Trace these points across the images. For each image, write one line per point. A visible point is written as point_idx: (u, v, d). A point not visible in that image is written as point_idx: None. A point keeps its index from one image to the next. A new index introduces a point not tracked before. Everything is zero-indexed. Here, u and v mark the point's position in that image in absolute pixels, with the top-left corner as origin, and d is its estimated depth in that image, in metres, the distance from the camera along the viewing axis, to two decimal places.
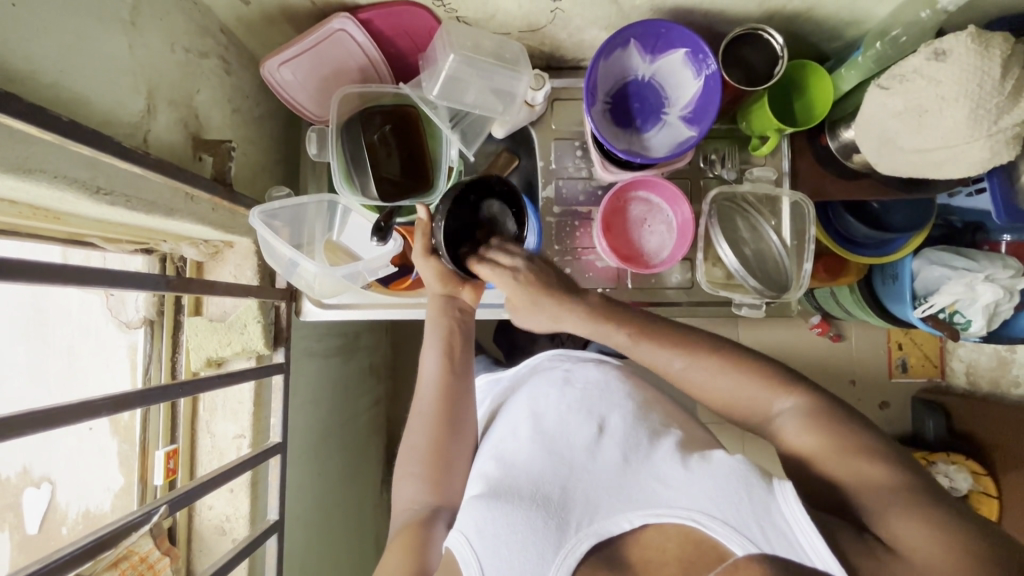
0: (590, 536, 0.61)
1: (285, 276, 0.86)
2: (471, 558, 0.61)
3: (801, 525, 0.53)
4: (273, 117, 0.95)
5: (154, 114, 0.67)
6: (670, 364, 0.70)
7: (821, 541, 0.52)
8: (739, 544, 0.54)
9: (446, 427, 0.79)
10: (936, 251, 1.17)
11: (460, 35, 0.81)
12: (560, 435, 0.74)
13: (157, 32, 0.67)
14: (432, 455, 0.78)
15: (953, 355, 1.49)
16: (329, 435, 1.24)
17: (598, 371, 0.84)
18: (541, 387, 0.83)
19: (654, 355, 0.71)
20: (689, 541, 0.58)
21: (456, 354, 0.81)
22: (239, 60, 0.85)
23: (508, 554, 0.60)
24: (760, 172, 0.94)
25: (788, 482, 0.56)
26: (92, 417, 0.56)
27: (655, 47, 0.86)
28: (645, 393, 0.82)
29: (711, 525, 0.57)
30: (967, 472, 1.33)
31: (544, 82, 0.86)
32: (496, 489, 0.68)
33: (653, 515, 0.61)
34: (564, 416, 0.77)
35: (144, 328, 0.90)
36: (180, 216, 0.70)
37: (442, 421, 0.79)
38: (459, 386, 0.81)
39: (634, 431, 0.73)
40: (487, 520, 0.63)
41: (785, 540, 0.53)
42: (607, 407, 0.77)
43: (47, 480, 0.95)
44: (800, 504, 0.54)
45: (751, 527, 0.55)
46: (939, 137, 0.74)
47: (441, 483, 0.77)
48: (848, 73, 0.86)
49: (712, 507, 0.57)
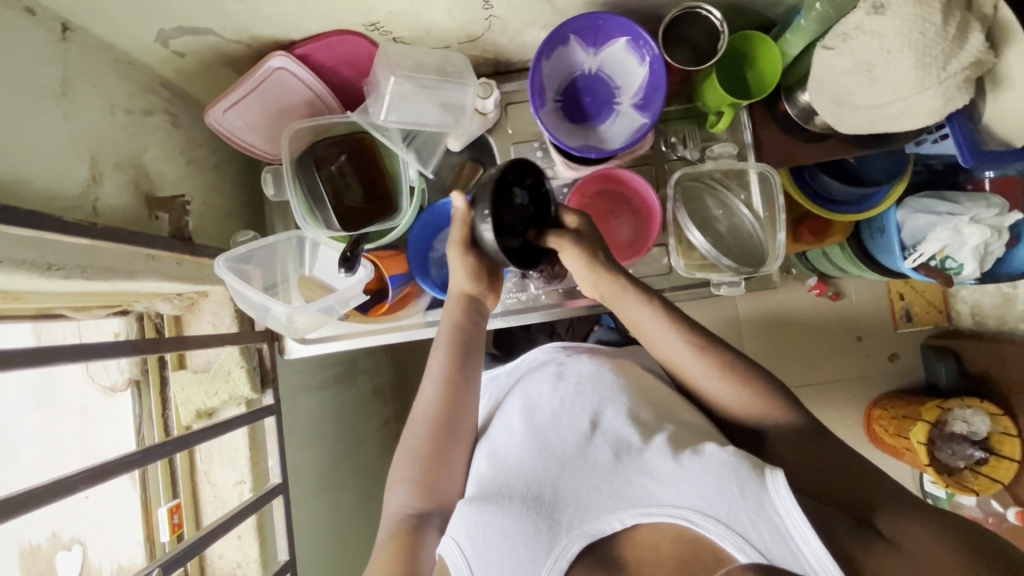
0: (581, 537, 0.63)
1: (260, 319, 0.85)
2: (462, 563, 0.63)
3: (793, 518, 0.57)
4: (232, 162, 0.95)
5: (100, 181, 0.66)
6: (676, 351, 0.74)
7: (814, 538, 0.56)
8: (734, 544, 0.58)
9: (445, 432, 0.77)
10: (918, 199, 1.19)
11: (398, 57, 0.82)
12: (551, 434, 0.72)
13: (92, 100, 0.67)
14: (427, 459, 0.76)
15: (956, 298, 1.49)
16: (336, 466, 1.25)
17: (590, 365, 0.80)
18: (533, 384, 0.80)
19: (660, 334, 0.75)
20: (684, 539, 0.61)
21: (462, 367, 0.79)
22: (186, 112, 0.85)
23: (500, 560, 0.62)
24: (720, 148, 0.93)
25: (778, 473, 0.59)
26: (69, 493, 0.57)
27: (596, 39, 0.85)
28: (633, 379, 0.78)
29: (703, 523, 0.60)
30: (985, 415, 1.31)
31: (492, 88, 0.88)
32: (487, 492, 0.68)
33: (645, 514, 0.62)
34: (555, 412, 0.74)
35: (130, 389, 0.88)
36: (142, 277, 0.71)
37: (440, 426, 0.77)
38: (464, 393, 0.79)
39: (626, 422, 0.70)
40: (479, 525, 0.64)
41: (779, 538, 0.57)
42: (598, 400, 0.74)
43: (77, 542, 0.93)
44: (790, 493, 0.58)
45: (744, 524, 0.58)
46: (891, 90, 0.73)
47: (440, 485, 0.75)
48: (793, 37, 0.83)
49: (707, 506, 0.60)
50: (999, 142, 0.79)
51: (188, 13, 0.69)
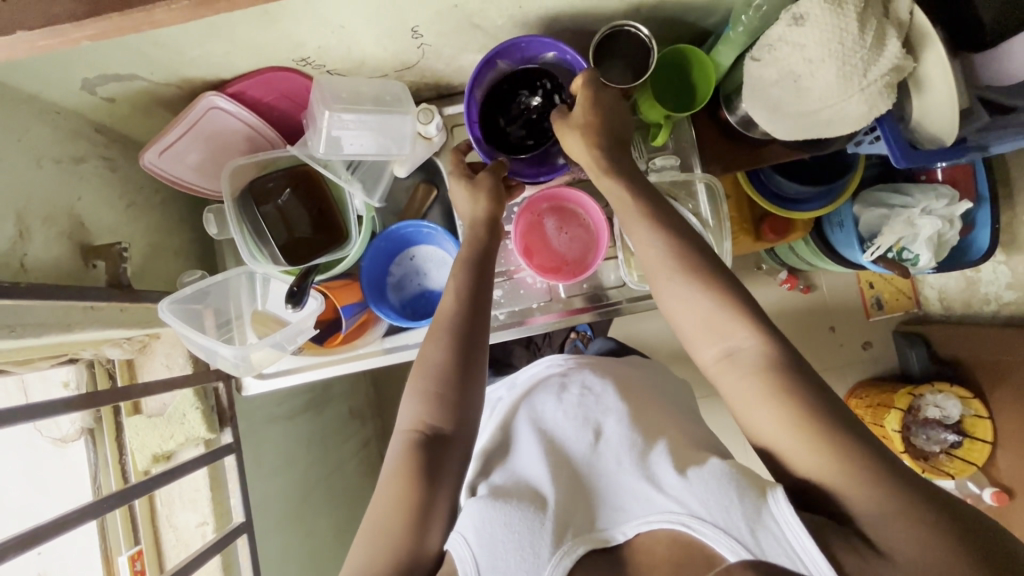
0: (586, 540, 0.61)
1: (210, 361, 0.84)
2: (468, 555, 0.61)
3: (791, 525, 0.55)
4: (178, 200, 0.95)
5: (28, 236, 0.66)
6: (712, 346, 0.66)
7: (808, 539, 0.54)
8: (729, 546, 0.56)
9: (470, 358, 0.72)
10: (873, 193, 1.22)
11: (333, 90, 0.81)
12: (562, 449, 0.74)
13: (16, 154, 0.66)
14: (449, 376, 0.71)
15: (924, 284, 1.51)
16: (309, 495, 1.24)
17: (597, 380, 0.83)
18: (541, 400, 0.82)
19: (695, 319, 0.67)
20: (678, 543, 0.59)
21: (482, 299, 0.76)
22: (124, 155, 0.84)
23: (504, 554, 0.60)
24: (662, 162, 0.94)
25: (778, 486, 0.57)
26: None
27: (524, 57, 0.85)
28: (637, 402, 0.80)
29: (700, 529, 0.58)
30: (956, 399, 1.33)
31: (433, 114, 0.88)
32: (495, 493, 0.67)
33: (647, 523, 0.62)
34: (562, 427, 0.77)
35: (83, 438, 0.87)
36: (80, 329, 0.70)
37: (462, 346, 0.72)
38: (483, 318, 0.75)
39: (631, 434, 0.72)
40: (485, 522, 0.62)
41: (775, 540, 0.55)
42: (602, 414, 0.77)
43: None
44: (790, 506, 0.55)
45: (741, 530, 0.56)
46: (817, 98, 0.74)
47: (459, 411, 0.71)
48: (724, 49, 0.84)
49: (703, 509, 0.58)
50: (928, 140, 0.80)
51: (108, 61, 0.68)
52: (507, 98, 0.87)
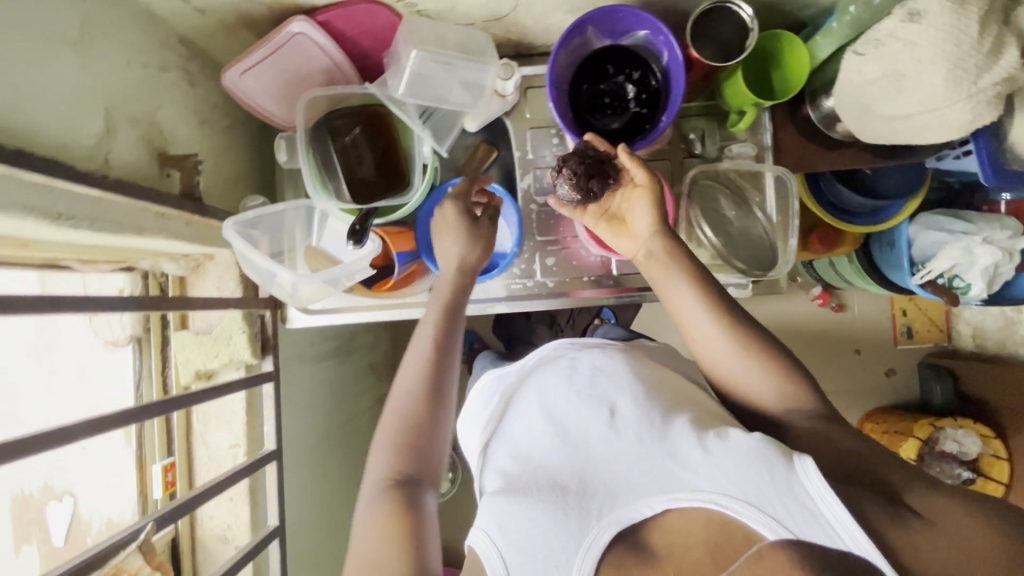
0: (612, 525, 0.61)
1: (265, 285, 0.86)
2: (495, 554, 0.61)
3: (823, 496, 0.56)
4: (245, 126, 0.94)
5: (115, 134, 0.66)
6: (746, 379, 0.70)
7: (845, 513, 0.55)
8: (766, 525, 0.56)
9: (433, 400, 0.75)
10: (933, 216, 1.17)
11: (422, 32, 0.81)
12: (574, 428, 0.70)
13: (110, 51, 0.66)
14: (413, 424, 0.73)
15: (958, 318, 1.48)
16: (327, 437, 1.25)
17: (604, 357, 0.78)
18: (546, 379, 0.78)
19: (730, 361, 0.71)
20: (714, 522, 0.59)
21: (454, 330, 0.81)
22: (204, 72, 0.84)
23: (532, 550, 0.60)
24: (739, 149, 0.93)
25: (807, 457, 0.58)
26: (61, 443, 0.58)
27: (614, 31, 0.83)
28: (650, 371, 0.76)
29: (733, 507, 0.58)
30: (976, 436, 1.30)
31: (513, 71, 0.87)
32: (514, 485, 0.66)
33: (675, 499, 0.60)
34: (569, 406, 0.72)
35: (132, 345, 0.89)
36: (150, 234, 0.70)
37: (426, 393, 0.75)
38: (448, 363, 0.79)
39: (647, 411, 0.68)
40: (507, 516, 0.62)
41: (811, 517, 0.56)
42: (615, 391, 0.72)
43: (69, 493, 0.89)
44: (820, 476, 0.57)
45: (774, 504, 0.57)
46: (919, 101, 0.72)
47: (426, 455, 0.72)
48: (823, 41, 0.82)
49: (737, 488, 0.58)
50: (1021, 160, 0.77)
51: None
52: (591, 69, 0.85)
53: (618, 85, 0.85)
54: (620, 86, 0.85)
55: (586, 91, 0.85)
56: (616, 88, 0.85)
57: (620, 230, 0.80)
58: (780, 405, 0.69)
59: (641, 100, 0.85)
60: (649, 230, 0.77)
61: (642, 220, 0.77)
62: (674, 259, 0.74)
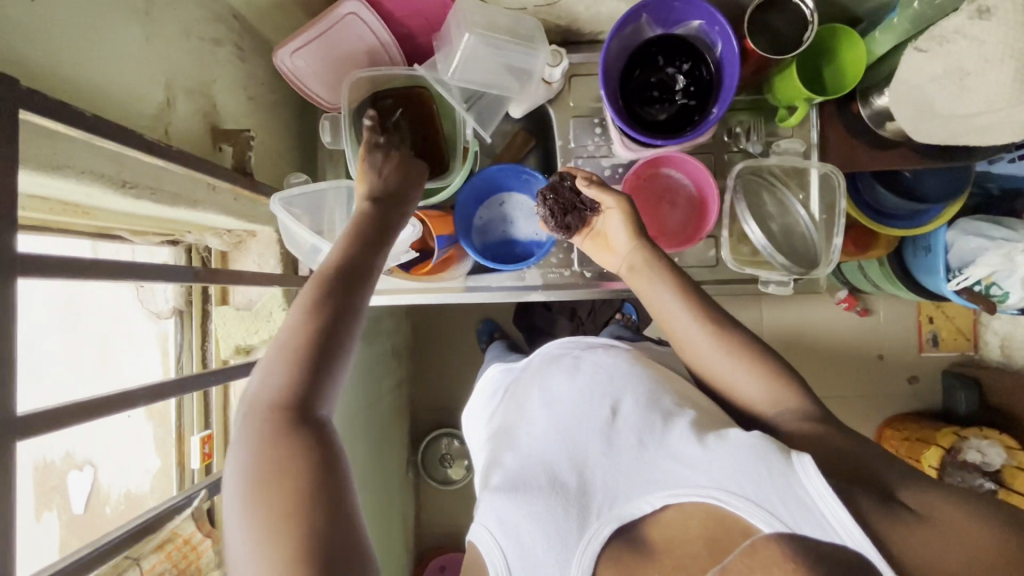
0: (612, 520, 0.61)
1: (307, 262, 0.87)
2: (495, 548, 0.61)
3: (821, 493, 0.54)
4: (289, 105, 0.95)
5: (173, 105, 0.67)
6: (743, 386, 0.69)
7: (845, 513, 0.53)
8: (763, 519, 0.55)
9: (339, 320, 0.58)
10: (971, 221, 1.12)
11: (475, 13, 0.80)
12: (574, 424, 0.70)
13: (172, 22, 0.66)
14: (309, 346, 0.56)
15: (987, 328, 1.44)
16: (353, 418, 1.26)
17: (608, 356, 0.77)
18: (550, 376, 0.77)
19: (726, 369, 0.69)
20: (712, 518, 0.58)
21: (372, 246, 0.65)
22: (254, 48, 0.85)
23: (534, 545, 0.61)
24: (787, 145, 0.91)
25: (806, 455, 0.57)
26: (130, 407, 0.54)
27: (668, 19, 0.82)
28: (656, 368, 0.76)
29: (732, 502, 0.56)
30: (1000, 446, 1.24)
31: (561, 58, 0.85)
32: (513, 480, 0.67)
33: (675, 495, 0.60)
34: (571, 403, 0.72)
35: (174, 318, 0.91)
36: (202, 207, 0.71)
37: (329, 310, 0.58)
38: (362, 278, 0.62)
39: (648, 412, 0.68)
40: (508, 512, 0.63)
41: (810, 513, 0.54)
42: (620, 389, 0.72)
43: (89, 462, 0.97)
44: (818, 474, 0.55)
45: (773, 501, 0.55)
46: (981, 101, 0.70)
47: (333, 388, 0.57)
48: (883, 36, 0.80)
49: (735, 484, 0.57)
50: None
51: None
52: (641, 57, 0.84)
53: (668, 75, 0.84)
54: (669, 76, 0.84)
55: (635, 80, 0.84)
56: (665, 78, 0.84)
57: (604, 247, 0.83)
58: (771, 407, 0.67)
59: (691, 90, 0.84)
60: (629, 244, 0.78)
61: (619, 235, 0.79)
62: (655, 268, 0.75)
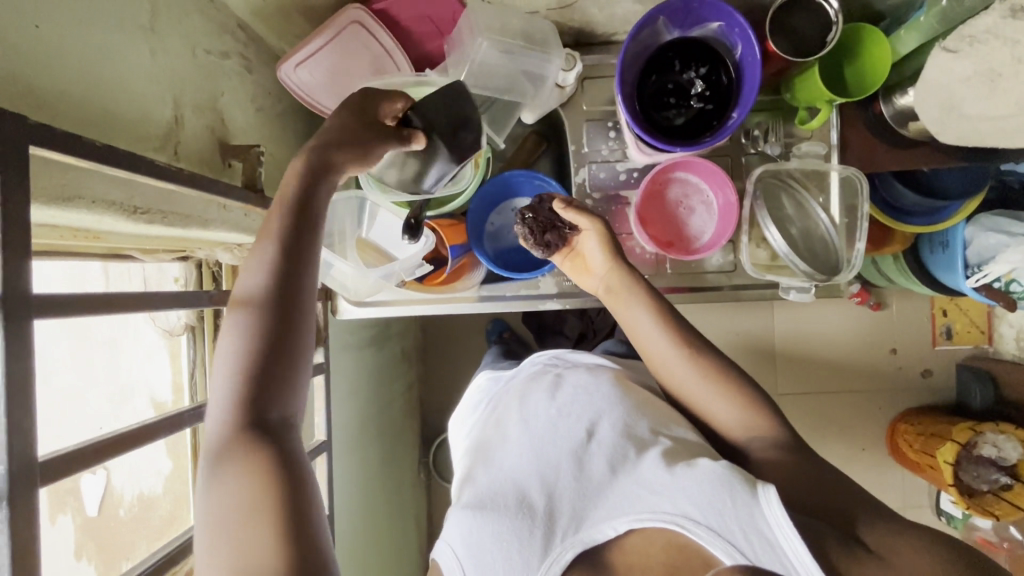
0: (575, 545, 0.61)
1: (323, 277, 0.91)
2: (457, 568, 0.61)
3: (783, 529, 0.54)
4: (295, 114, 0.93)
5: (181, 123, 0.65)
6: (719, 411, 0.69)
7: (803, 547, 0.52)
8: (724, 550, 0.55)
9: (277, 323, 0.54)
10: (993, 217, 1.07)
11: (487, 18, 0.78)
12: (547, 444, 0.70)
13: (178, 38, 0.64)
14: (253, 359, 0.53)
15: (1002, 321, 1.42)
16: (366, 425, 1.25)
17: (586, 375, 0.77)
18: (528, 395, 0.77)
19: (704, 396, 0.69)
20: (674, 547, 0.58)
21: (305, 230, 0.58)
22: (260, 58, 0.83)
23: (496, 566, 0.60)
24: (808, 147, 0.89)
25: (771, 486, 0.56)
26: (148, 440, 0.56)
27: (685, 21, 0.80)
28: (636, 390, 0.75)
29: (694, 530, 0.57)
30: (1017, 442, 1.20)
31: (576, 61, 0.83)
32: (481, 498, 0.65)
33: (639, 520, 0.60)
34: (547, 424, 0.72)
35: (186, 334, 0.91)
36: (213, 226, 0.70)
37: (268, 315, 0.54)
38: (296, 269, 0.56)
39: (622, 437, 0.68)
40: (473, 533, 0.62)
41: (769, 548, 0.54)
42: (597, 411, 0.71)
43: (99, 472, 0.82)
44: (783, 509, 0.54)
45: (734, 532, 0.55)
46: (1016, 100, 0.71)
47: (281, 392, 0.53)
48: (908, 35, 0.78)
49: (697, 512, 0.57)
50: None
51: None
52: (658, 61, 0.82)
53: (686, 79, 0.82)
54: (688, 80, 0.82)
55: (651, 86, 0.82)
56: (685, 82, 0.82)
57: (582, 268, 0.83)
58: (744, 434, 0.67)
59: (710, 95, 0.81)
60: (607, 266, 0.79)
61: (597, 256, 0.80)
62: (632, 290, 0.76)
